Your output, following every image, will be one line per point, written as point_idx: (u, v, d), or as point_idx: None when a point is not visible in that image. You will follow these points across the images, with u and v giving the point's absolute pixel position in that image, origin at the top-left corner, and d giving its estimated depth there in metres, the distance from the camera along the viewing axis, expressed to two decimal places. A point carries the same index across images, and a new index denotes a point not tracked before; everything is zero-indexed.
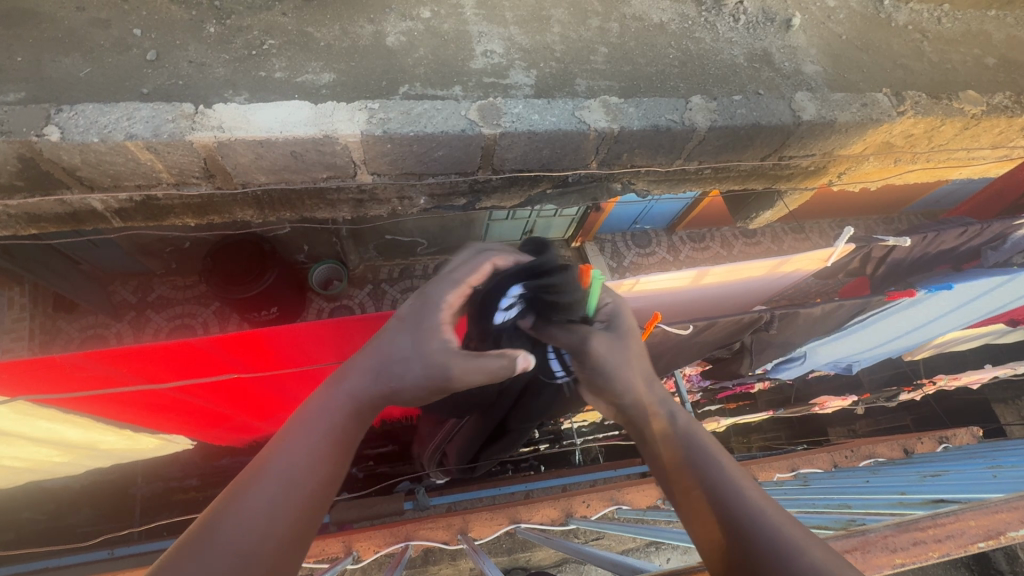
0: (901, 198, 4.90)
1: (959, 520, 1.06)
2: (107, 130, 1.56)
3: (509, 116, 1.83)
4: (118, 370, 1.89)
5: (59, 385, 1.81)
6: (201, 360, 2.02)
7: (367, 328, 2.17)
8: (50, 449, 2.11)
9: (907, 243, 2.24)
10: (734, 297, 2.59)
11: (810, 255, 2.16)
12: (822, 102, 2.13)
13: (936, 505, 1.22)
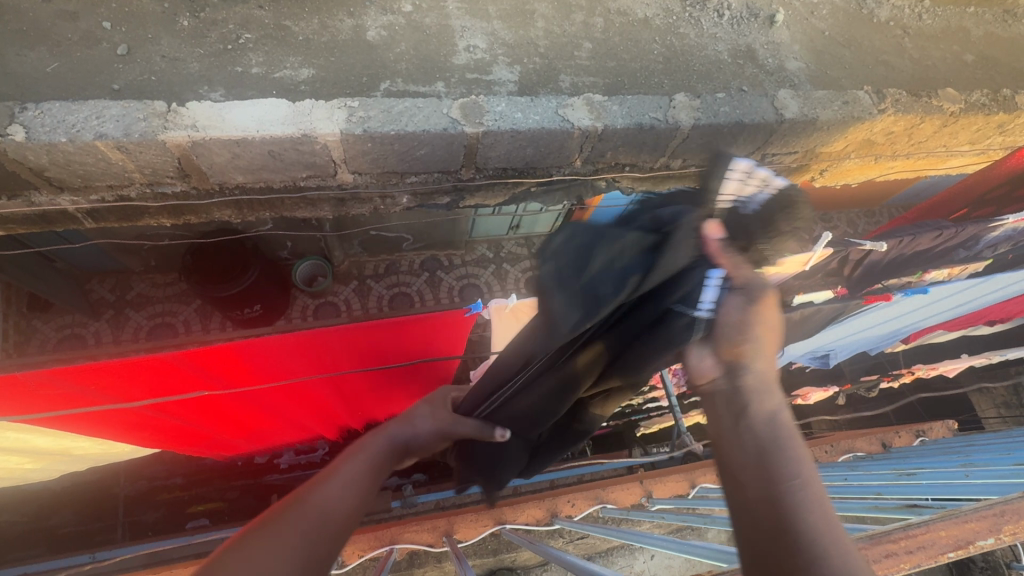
0: (882, 193, 4.98)
1: (930, 531, 1.07)
2: (75, 129, 1.51)
3: (492, 114, 1.81)
4: (86, 387, 1.84)
5: (23, 402, 1.78)
6: (173, 374, 1.98)
7: (347, 340, 2.14)
8: (20, 456, 2.05)
9: (884, 248, 2.29)
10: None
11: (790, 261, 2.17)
12: (804, 100, 2.14)
13: (909, 510, 1.23)
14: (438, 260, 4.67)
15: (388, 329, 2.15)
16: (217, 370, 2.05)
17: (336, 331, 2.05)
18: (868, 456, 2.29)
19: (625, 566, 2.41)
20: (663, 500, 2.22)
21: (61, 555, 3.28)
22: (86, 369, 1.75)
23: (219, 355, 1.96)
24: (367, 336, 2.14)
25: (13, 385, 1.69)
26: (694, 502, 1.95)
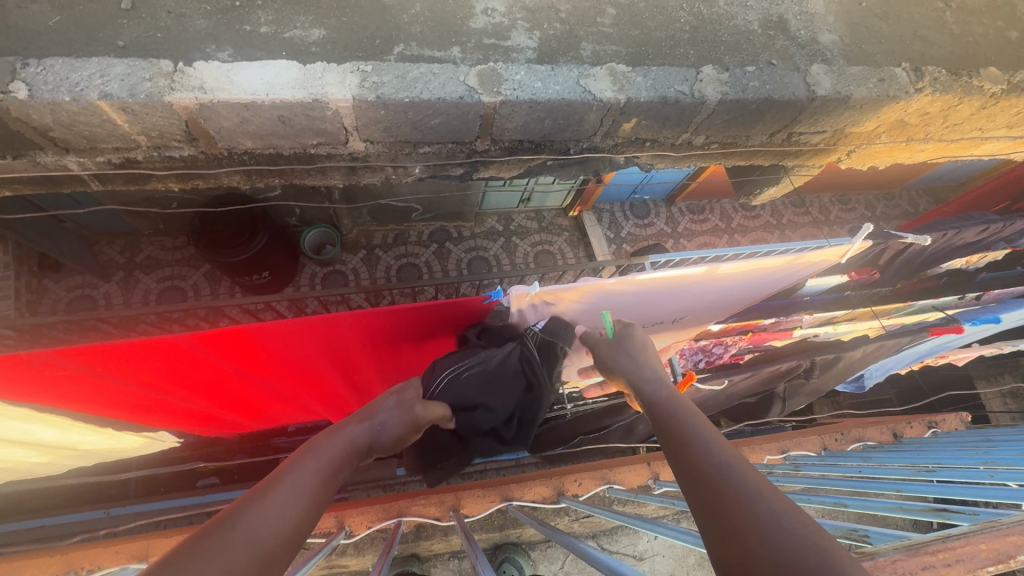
0: (905, 175, 4.82)
1: (969, 543, 0.92)
2: (79, 87, 1.45)
3: (510, 83, 1.73)
4: (94, 369, 1.79)
5: (27, 380, 1.70)
6: (182, 356, 1.92)
7: (362, 328, 2.05)
8: (28, 451, 2.05)
9: (929, 242, 2.26)
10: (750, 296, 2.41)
11: (828, 250, 2.13)
12: (838, 76, 2.03)
13: (942, 515, 1.09)
14: (447, 232, 4.62)
15: (405, 317, 2.05)
16: (228, 354, 2.00)
17: (351, 320, 1.95)
18: (878, 446, 2.27)
19: (629, 545, 2.43)
20: (669, 482, 2.21)
21: (77, 508, 3.38)
22: (93, 352, 1.69)
23: (231, 341, 1.90)
24: (381, 325, 2.09)
25: (17, 365, 1.61)
26: None
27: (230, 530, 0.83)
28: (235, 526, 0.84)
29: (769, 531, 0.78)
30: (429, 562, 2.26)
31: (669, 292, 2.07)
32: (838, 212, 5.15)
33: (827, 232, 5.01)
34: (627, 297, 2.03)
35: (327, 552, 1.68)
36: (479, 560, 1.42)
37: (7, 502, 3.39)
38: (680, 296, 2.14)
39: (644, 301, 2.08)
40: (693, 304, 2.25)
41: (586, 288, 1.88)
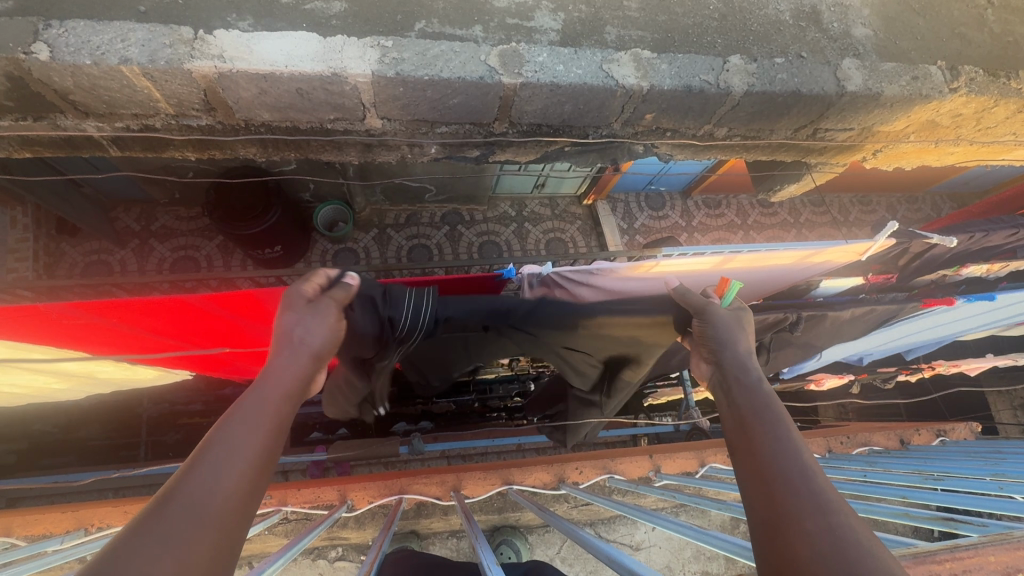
0: (929, 178, 4.71)
1: (977, 554, 0.90)
2: (100, 51, 1.45)
3: (532, 65, 1.70)
4: (110, 319, 1.85)
5: (47, 327, 1.74)
6: (197, 311, 1.94)
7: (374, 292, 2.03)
8: (47, 376, 2.07)
9: (955, 243, 2.21)
10: (765, 286, 2.36)
11: (848, 247, 2.07)
12: (870, 71, 1.97)
13: (949, 523, 1.06)
14: (459, 215, 4.61)
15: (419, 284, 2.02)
16: (238, 310, 2.03)
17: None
18: (884, 451, 2.26)
19: (626, 534, 2.45)
20: (671, 476, 2.21)
21: (88, 468, 3.46)
22: (110, 304, 1.72)
23: (241, 300, 1.91)
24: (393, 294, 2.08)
25: (36, 315, 1.64)
26: (706, 482, 1.91)
27: (166, 520, 0.78)
28: (164, 510, 0.79)
29: (824, 540, 0.78)
30: (428, 540, 2.28)
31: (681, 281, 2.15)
32: (857, 213, 5.06)
33: (845, 234, 4.92)
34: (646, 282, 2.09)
35: (330, 524, 1.72)
36: (478, 541, 1.41)
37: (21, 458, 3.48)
38: (694, 282, 2.18)
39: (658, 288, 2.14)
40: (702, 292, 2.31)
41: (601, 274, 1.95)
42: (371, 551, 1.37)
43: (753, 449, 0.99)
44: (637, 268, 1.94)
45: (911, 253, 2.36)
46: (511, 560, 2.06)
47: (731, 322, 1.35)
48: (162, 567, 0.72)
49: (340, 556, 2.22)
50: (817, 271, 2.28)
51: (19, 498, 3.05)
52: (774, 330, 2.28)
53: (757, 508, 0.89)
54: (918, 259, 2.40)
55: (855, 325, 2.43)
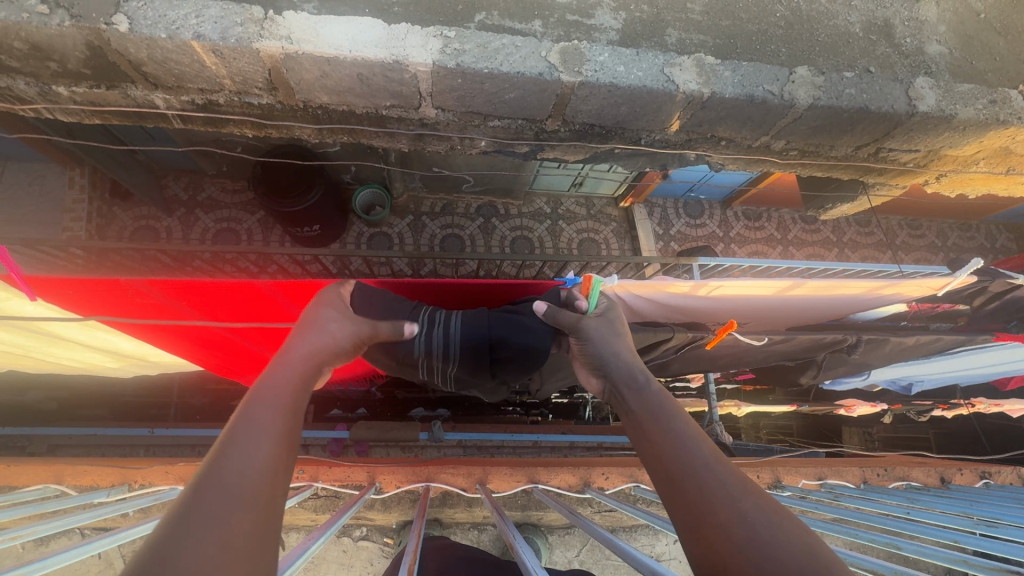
0: (986, 206, 4.50)
1: None
2: (175, 26, 1.50)
3: (592, 64, 1.68)
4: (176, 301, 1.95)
5: (118, 302, 1.87)
6: (255, 300, 2.02)
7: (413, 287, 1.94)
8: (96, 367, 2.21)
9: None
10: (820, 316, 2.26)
11: (922, 282, 1.97)
12: (944, 92, 1.88)
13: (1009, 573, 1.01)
14: (494, 208, 4.62)
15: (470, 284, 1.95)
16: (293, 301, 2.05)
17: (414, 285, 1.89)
18: (923, 488, 2.18)
19: (644, 545, 2.44)
20: None
21: (124, 424, 3.61)
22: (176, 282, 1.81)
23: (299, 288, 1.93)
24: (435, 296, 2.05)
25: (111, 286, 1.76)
26: None
27: (211, 498, 0.82)
28: (207, 488, 0.84)
29: (742, 531, 0.88)
30: (449, 529, 2.29)
31: (737, 302, 2.02)
32: (906, 236, 4.86)
33: (891, 257, 4.74)
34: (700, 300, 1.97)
35: (362, 504, 1.76)
36: (511, 536, 1.41)
37: (65, 407, 3.66)
38: (751, 304, 2.06)
39: (712, 306, 2.02)
40: (754, 315, 2.19)
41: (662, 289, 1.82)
42: (409, 541, 1.40)
43: (659, 452, 1.09)
44: (695, 285, 1.82)
45: (988, 293, 2.22)
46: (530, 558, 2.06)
47: (607, 332, 1.49)
48: (213, 539, 0.76)
49: (364, 536, 2.28)
50: (880, 304, 2.17)
51: (62, 445, 3.20)
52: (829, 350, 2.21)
53: (678, 506, 0.98)
54: (993, 300, 2.24)
55: (901, 355, 2.33)
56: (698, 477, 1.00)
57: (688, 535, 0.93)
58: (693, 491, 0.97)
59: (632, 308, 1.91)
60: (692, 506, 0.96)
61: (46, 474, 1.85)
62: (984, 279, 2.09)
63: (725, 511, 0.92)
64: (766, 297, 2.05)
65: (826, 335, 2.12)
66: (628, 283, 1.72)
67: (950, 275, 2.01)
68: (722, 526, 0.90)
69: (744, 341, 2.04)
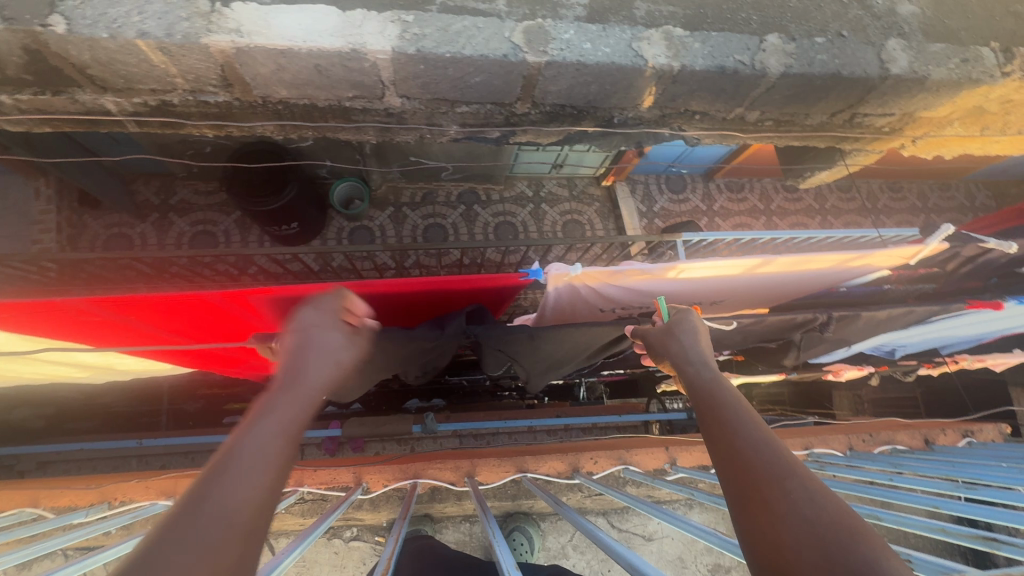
0: (965, 166, 4.51)
1: None
2: (116, 24, 1.42)
3: (557, 42, 1.63)
4: (128, 316, 1.67)
5: (61, 320, 1.61)
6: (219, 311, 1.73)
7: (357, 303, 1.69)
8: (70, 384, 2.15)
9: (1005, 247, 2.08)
10: (795, 289, 2.20)
11: (893, 252, 1.93)
12: (917, 53, 1.85)
13: (986, 541, 1.00)
14: (476, 194, 4.55)
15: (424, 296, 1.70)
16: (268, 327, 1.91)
17: (393, 297, 1.64)
18: (908, 451, 2.20)
19: (640, 523, 2.46)
20: (687, 469, 2.17)
21: (112, 436, 3.55)
22: (125, 303, 1.53)
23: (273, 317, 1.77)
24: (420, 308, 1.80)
25: (48, 310, 1.49)
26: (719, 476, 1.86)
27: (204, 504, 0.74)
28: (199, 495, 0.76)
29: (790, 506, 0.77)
30: (441, 524, 2.36)
31: (711, 284, 1.90)
32: (887, 199, 4.89)
33: (872, 221, 4.77)
34: (670, 285, 1.85)
35: (348, 507, 1.72)
36: (494, 532, 1.38)
37: (55, 422, 3.62)
38: (723, 285, 1.95)
39: (683, 290, 1.91)
40: (732, 293, 2.10)
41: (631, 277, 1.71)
42: (387, 543, 1.36)
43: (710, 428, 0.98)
44: (660, 270, 1.70)
45: (964, 256, 2.22)
46: (522, 546, 2.13)
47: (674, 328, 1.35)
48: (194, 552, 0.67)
49: (355, 536, 2.29)
50: (855, 275, 2.13)
51: (51, 461, 3.15)
52: (802, 330, 2.09)
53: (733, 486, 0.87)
54: (963, 262, 2.26)
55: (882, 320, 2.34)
56: (748, 457, 0.88)
57: (739, 513, 0.83)
58: (742, 475, 0.87)
59: (598, 295, 1.80)
60: (745, 485, 0.85)
61: (21, 498, 1.81)
62: (958, 245, 2.09)
63: (770, 491, 0.81)
64: (739, 278, 1.93)
65: (796, 313, 2.01)
66: (592, 272, 1.61)
67: (922, 242, 1.98)
68: (773, 500, 0.80)
69: (716, 326, 1.95)
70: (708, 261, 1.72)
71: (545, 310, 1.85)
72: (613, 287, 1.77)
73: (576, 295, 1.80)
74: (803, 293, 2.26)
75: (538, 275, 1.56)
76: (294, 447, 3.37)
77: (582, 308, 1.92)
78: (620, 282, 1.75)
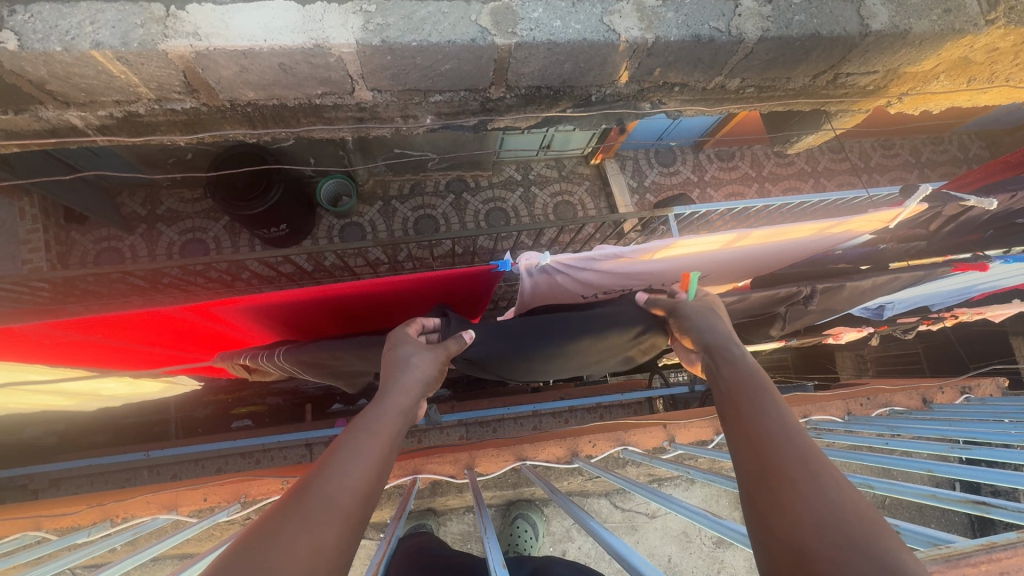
0: (957, 117, 4.44)
1: (1019, 556, 0.80)
2: (69, 37, 1.38)
3: (526, 22, 1.58)
4: (97, 337, 1.61)
5: (25, 347, 1.54)
6: (191, 326, 1.67)
7: (332, 309, 1.67)
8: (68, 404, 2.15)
9: (992, 205, 2.04)
10: (782, 259, 2.13)
11: (871, 216, 1.86)
12: (897, 5, 1.78)
13: (977, 508, 1.00)
14: (464, 181, 4.49)
15: (400, 297, 1.69)
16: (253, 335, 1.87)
17: (365, 297, 1.61)
18: (906, 411, 2.21)
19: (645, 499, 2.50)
20: (686, 445, 2.17)
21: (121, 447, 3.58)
22: (90, 323, 1.47)
23: (252, 326, 1.73)
24: (396, 306, 1.76)
25: (9, 337, 1.43)
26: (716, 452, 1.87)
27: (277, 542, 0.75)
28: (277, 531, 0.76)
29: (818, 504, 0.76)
30: (445, 516, 2.47)
31: (689, 263, 1.86)
32: (880, 157, 4.82)
33: (865, 180, 4.72)
34: (647, 267, 1.81)
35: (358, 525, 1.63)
36: (490, 531, 1.37)
37: (62, 439, 3.61)
38: (703, 262, 1.92)
39: (662, 271, 1.87)
40: (716, 270, 2.05)
41: (604, 262, 1.70)
42: (377, 547, 1.35)
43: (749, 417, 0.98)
44: (635, 252, 1.67)
45: (946, 217, 2.20)
46: (526, 533, 2.29)
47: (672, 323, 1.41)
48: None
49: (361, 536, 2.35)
50: (840, 240, 2.07)
51: (61, 478, 3.17)
52: (786, 301, 2.04)
53: (747, 472, 0.87)
54: (948, 223, 2.23)
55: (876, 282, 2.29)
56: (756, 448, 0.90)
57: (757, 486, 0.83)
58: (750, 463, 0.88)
59: (576, 280, 1.77)
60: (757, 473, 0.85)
61: (25, 523, 1.82)
62: (936, 205, 2.04)
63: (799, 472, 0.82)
64: (717, 254, 1.89)
65: (779, 290, 1.95)
66: (565, 258, 1.58)
67: (901, 205, 1.91)
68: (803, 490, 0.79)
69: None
70: (683, 240, 1.69)
71: (524, 300, 1.82)
72: (588, 272, 1.75)
73: (553, 282, 1.77)
74: (794, 262, 2.19)
75: (506, 264, 1.53)
76: (301, 446, 3.38)
77: (561, 295, 1.89)
78: (596, 267, 1.72)
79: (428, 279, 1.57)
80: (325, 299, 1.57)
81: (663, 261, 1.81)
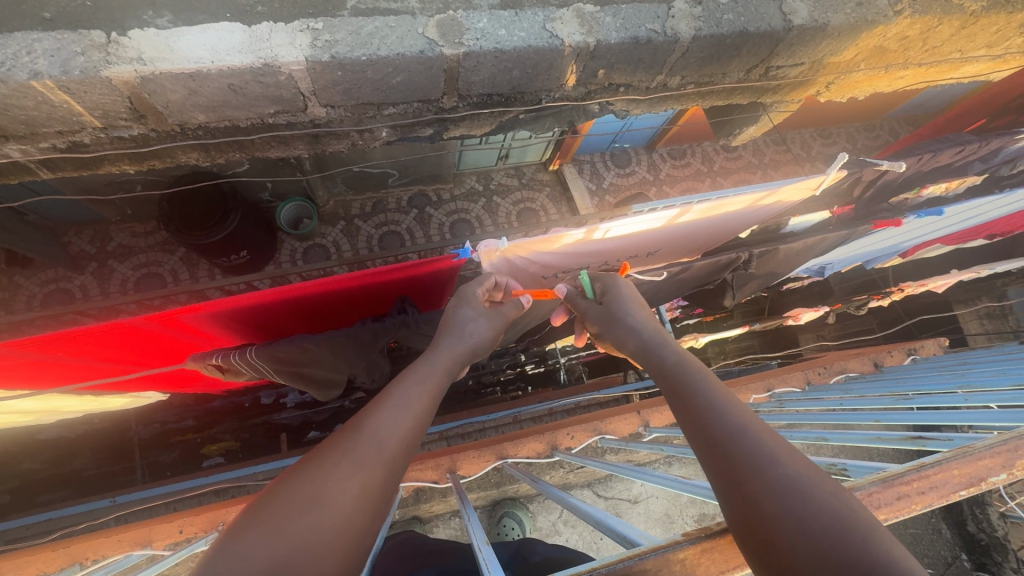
0: (885, 104, 4.76)
1: (942, 470, 0.91)
2: (6, 68, 1.35)
3: (472, 32, 1.64)
4: (55, 356, 1.54)
5: None
6: (156, 336, 1.62)
7: (296, 309, 1.67)
8: None
9: (901, 166, 2.14)
10: (723, 232, 2.22)
11: (800, 185, 1.95)
12: (816, 2, 1.92)
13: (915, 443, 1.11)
14: (426, 196, 4.51)
15: (363, 294, 1.71)
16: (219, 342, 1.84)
17: (323, 296, 1.61)
18: (860, 376, 2.35)
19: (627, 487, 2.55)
20: (660, 429, 2.26)
21: (83, 497, 3.38)
22: (50, 340, 1.41)
23: (219, 333, 1.72)
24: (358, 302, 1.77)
25: None
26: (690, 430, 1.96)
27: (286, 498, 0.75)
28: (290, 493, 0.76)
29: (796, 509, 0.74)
30: (431, 524, 2.46)
31: (637, 240, 1.93)
32: (819, 146, 5.11)
33: (808, 169, 4.99)
34: (596, 246, 1.87)
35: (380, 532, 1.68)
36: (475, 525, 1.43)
37: (16, 495, 3.38)
38: (649, 239, 1.99)
39: (613, 247, 1.93)
40: (665, 245, 2.13)
41: (557, 243, 1.73)
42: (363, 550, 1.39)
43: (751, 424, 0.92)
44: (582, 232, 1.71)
45: (863, 181, 2.32)
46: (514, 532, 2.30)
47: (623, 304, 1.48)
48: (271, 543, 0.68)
49: None
50: (775, 212, 2.18)
51: None
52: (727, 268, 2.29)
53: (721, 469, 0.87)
54: (872, 188, 2.40)
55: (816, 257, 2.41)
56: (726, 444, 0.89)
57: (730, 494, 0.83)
58: (710, 447, 0.91)
59: (532, 263, 1.82)
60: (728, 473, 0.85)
61: None
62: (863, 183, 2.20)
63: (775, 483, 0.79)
64: (661, 231, 1.97)
65: (720, 257, 2.14)
66: (520, 243, 1.61)
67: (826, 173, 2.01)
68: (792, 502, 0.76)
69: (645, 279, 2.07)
70: (628, 218, 1.75)
71: None
72: (547, 254, 1.80)
73: (510, 268, 1.81)
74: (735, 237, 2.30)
75: (466, 252, 1.55)
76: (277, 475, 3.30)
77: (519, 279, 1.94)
78: (551, 249, 1.77)
79: (387, 275, 1.59)
80: (289, 300, 1.56)
81: (612, 239, 1.87)
